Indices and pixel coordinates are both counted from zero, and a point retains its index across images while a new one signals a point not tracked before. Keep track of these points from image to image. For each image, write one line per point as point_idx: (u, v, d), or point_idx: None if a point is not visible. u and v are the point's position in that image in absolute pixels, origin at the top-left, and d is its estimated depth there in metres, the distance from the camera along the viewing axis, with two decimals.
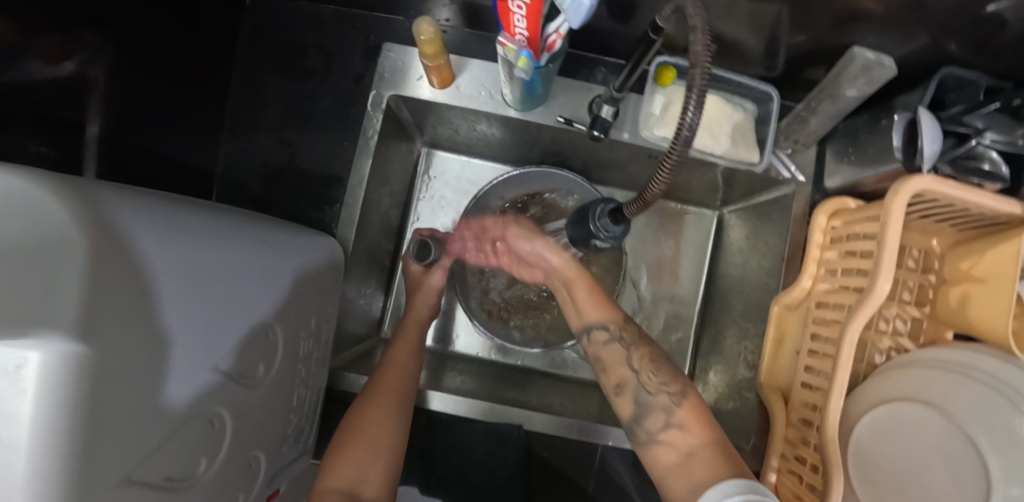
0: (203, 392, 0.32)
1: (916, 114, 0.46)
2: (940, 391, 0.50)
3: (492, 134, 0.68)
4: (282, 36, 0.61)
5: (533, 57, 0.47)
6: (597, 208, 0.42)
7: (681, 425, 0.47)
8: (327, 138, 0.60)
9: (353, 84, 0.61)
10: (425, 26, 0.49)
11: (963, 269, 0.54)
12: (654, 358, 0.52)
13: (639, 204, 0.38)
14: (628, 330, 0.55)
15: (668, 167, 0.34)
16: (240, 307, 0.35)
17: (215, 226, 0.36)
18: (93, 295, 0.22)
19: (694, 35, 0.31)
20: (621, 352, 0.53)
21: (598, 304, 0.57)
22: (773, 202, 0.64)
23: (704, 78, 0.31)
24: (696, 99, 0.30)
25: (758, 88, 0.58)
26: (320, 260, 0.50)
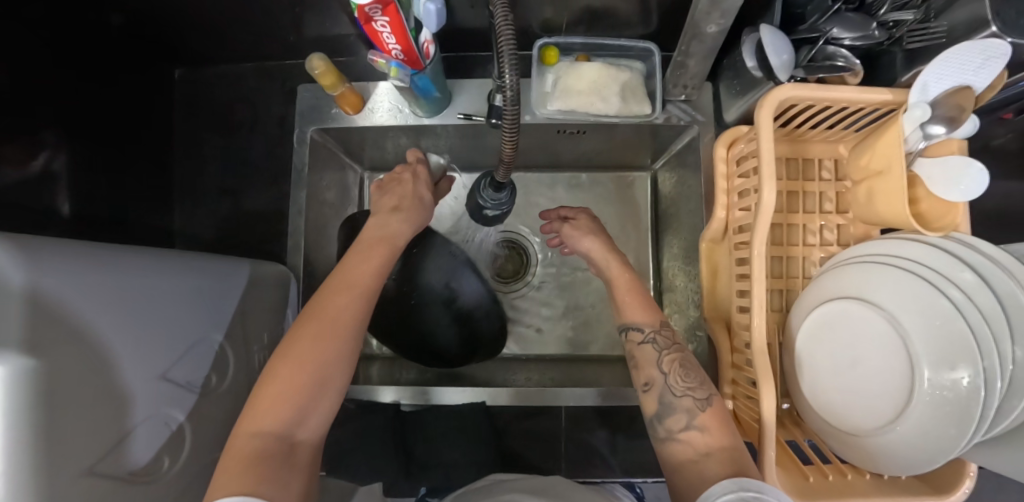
0: (148, 403, 0.38)
1: (760, 32, 0.50)
2: (867, 287, 0.52)
3: (418, 146, 0.73)
4: (211, 100, 0.69)
5: (405, 66, 0.54)
6: (480, 183, 0.46)
7: (703, 428, 0.48)
8: (265, 179, 0.67)
9: (279, 127, 0.68)
10: (317, 62, 0.56)
11: (863, 165, 0.56)
12: (685, 362, 0.53)
13: (505, 167, 0.42)
14: (663, 334, 0.55)
15: (509, 129, 0.39)
16: (175, 326, 0.41)
17: (148, 258, 0.40)
18: (41, 323, 0.28)
19: (497, 14, 0.37)
20: (654, 352, 0.54)
21: (641, 303, 0.58)
22: (687, 147, 0.67)
23: (510, 47, 0.36)
24: (508, 63, 0.36)
25: (639, 46, 0.61)
26: (262, 284, 0.56)
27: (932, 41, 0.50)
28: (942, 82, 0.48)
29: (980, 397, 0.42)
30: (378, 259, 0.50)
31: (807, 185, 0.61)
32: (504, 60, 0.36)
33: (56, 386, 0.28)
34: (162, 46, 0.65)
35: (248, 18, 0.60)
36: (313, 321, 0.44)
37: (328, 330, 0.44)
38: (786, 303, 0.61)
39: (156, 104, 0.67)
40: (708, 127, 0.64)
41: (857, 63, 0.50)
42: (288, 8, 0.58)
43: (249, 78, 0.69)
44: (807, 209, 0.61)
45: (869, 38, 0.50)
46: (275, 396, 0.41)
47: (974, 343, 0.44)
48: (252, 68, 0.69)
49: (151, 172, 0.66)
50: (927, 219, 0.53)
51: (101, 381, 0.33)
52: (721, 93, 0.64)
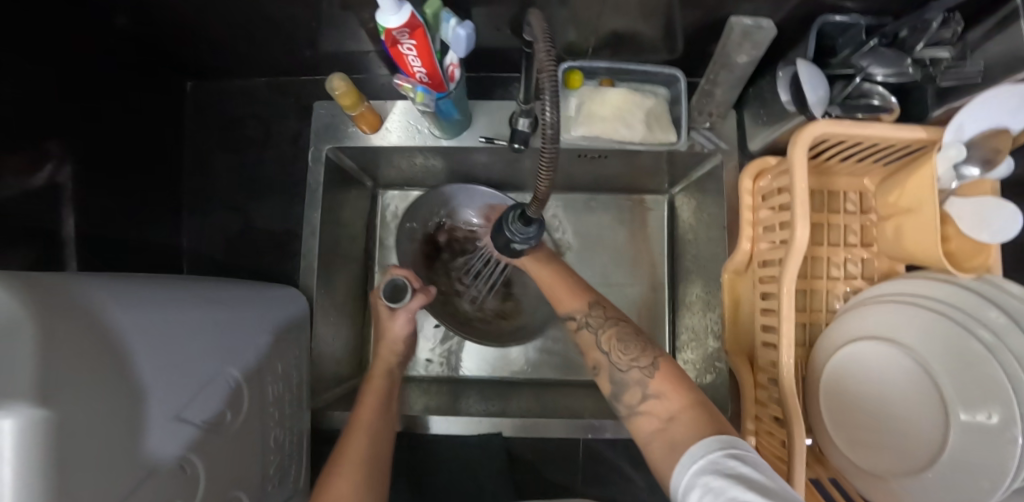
0: (166, 441, 0.35)
1: (796, 65, 0.49)
2: (892, 326, 0.51)
3: (433, 166, 0.72)
4: (223, 115, 0.67)
5: (430, 91, 0.53)
6: (508, 215, 0.45)
7: (659, 394, 0.47)
8: (277, 198, 0.65)
9: (292, 144, 0.66)
10: (338, 82, 0.54)
11: (893, 201, 0.55)
12: (622, 336, 0.53)
13: (537, 203, 0.41)
14: (595, 315, 0.56)
15: (546, 165, 0.38)
16: (189, 360, 0.39)
17: (155, 293, 0.39)
18: (49, 366, 0.25)
19: (538, 46, 0.36)
20: (591, 335, 0.55)
21: (559, 277, 0.62)
22: (708, 175, 0.66)
23: (551, 81, 0.35)
24: (550, 98, 0.34)
25: (663, 72, 0.60)
26: (275, 309, 0.54)
27: (967, 79, 0.50)
28: (978, 122, 0.48)
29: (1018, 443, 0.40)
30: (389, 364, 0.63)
31: (832, 218, 0.60)
32: (544, 91, 0.35)
33: (70, 433, 0.25)
34: (175, 58, 0.63)
35: (265, 33, 0.59)
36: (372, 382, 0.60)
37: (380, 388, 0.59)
38: (809, 337, 0.60)
39: (166, 116, 0.65)
40: (731, 156, 0.63)
41: (893, 101, 0.49)
42: (308, 25, 0.57)
43: (262, 93, 0.68)
44: (831, 241, 0.60)
45: (903, 75, 0.50)
46: (347, 477, 0.46)
47: (1007, 387, 0.42)
48: (266, 83, 0.68)
49: (158, 186, 0.64)
50: (956, 259, 0.53)
51: (112, 426, 0.30)
52: (745, 122, 0.63)
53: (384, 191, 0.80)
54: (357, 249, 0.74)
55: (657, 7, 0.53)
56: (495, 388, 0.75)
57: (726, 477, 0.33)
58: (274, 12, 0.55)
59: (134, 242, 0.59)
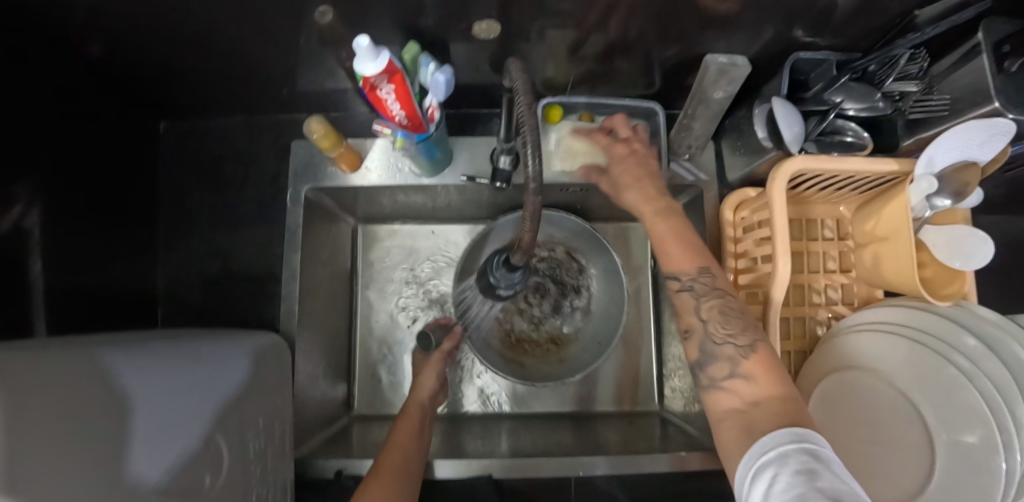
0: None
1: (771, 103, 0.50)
2: (875, 354, 0.51)
3: (416, 202, 0.71)
4: (198, 155, 0.66)
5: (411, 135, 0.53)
6: (493, 260, 0.45)
7: (749, 376, 0.41)
8: (256, 239, 0.63)
9: (270, 184, 0.65)
10: (315, 124, 0.53)
11: (869, 230, 0.56)
12: (726, 307, 0.45)
13: (522, 251, 0.41)
14: (705, 275, 0.46)
15: (531, 214, 0.38)
16: (165, 429, 0.36)
17: (125, 363, 0.38)
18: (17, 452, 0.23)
19: (519, 96, 0.36)
20: (692, 300, 0.47)
21: (685, 244, 0.48)
22: (688, 205, 0.67)
23: (535, 133, 0.34)
24: (534, 149, 0.34)
25: (642, 107, 0.61)
26: (256, 357, 0.52)
27: (933, 112, 0.52)
28: (947, 155, 0.49)
29: (1004, 465, 0.41)
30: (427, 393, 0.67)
31: (811, 245, 0.61)
32: (525, 139, 0.35)
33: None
34: (147, 99, 0.62)
35: (242, 71, 0.58)
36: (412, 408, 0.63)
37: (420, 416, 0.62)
38: (795, 365, 0.60)
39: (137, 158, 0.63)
40: (711, 186, 0.64)
41: (867, 136, 0.50)
42: (285, 60, 0.57)
43: (239, 133, 0.66)
44: (811, 268, 0.61)
45: (874, 109, 0.52)
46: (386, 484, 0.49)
47: (986, 410, 0.43)
48: (242, 122, 0.67)
49: (131, 232, 0.61)
50: (932, 286, 0.54)
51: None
52: (723, 152, 0.65)
53: (366, 226, 0.79)
54: (340, 287, 0.73)
55: (633, 43, 0.54)
56: (488, 423, 0.74)
57: (802, 477, 0.29)
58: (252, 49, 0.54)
59: (104, 291, 0.57)
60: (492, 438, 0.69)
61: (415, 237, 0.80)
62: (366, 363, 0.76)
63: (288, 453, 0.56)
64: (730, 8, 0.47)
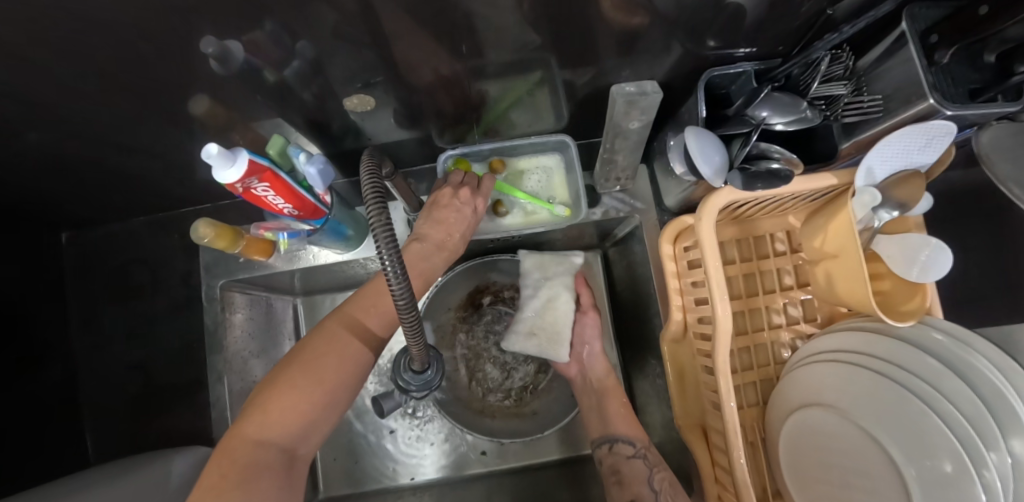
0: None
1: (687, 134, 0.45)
2: (833, 387, 0.47)
3: (347, 272, 0.67)
4: (105, 264, 0.62)
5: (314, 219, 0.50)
6: (400, 361, 0.41)
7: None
8: (180, 345, 0.60)
9: (183, 283, 0.61)
10: (204, 228, 0.49)
11: (817, 246, 0.51)
12: (675, 482, 0.54)
13: (420, 356, 0.38)
14: (652, 450, 0.57)
15: (411, 324, 0.34)
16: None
17: None
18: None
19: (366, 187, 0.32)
20: (644, 469, 0.55)
21: (629, 422, 0.61)
22: (631, 234, 0.63)
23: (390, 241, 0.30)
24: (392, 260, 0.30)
25: (550, 140, 0.58)
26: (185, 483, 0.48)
27: (869, 114, 0.46)
28: (887, 164, 0.44)
29: (978, 497, 0.37)
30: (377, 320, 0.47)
31: (761, 265, 0.57)
32: (382, 244, 0.28)
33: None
34: (39, 217, 0.58)
35: (131, 169, 0.54)
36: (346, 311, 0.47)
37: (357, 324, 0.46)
38: (762, 394, 0.56)
39: (43, 277, 0.59)
40: (650, 214, 0.60)
41: (795, 157, 0.45)
42: (171, 150, 0.53)
43: (145, 233, 0.63)
44: (766, 288, 0.57)
45: (803, 120, 0.46)
46: (276, 409, 0.39)
47: (948, 435, 0.39)
48: (147, 221, 0.63)
49: (48, 357, 0.57)
50: (891, 300, 0.49)
51: None
52: (657, 176, 0.60)
53: (306, 298, 0.73)
54: None
55: (533, 80, 0.50)
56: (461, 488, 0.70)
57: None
58: (131, 146, 0.50)
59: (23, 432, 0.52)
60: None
61: None
62: (328, 442, 0.72)
63: None
64: (633, 29, 0.42)
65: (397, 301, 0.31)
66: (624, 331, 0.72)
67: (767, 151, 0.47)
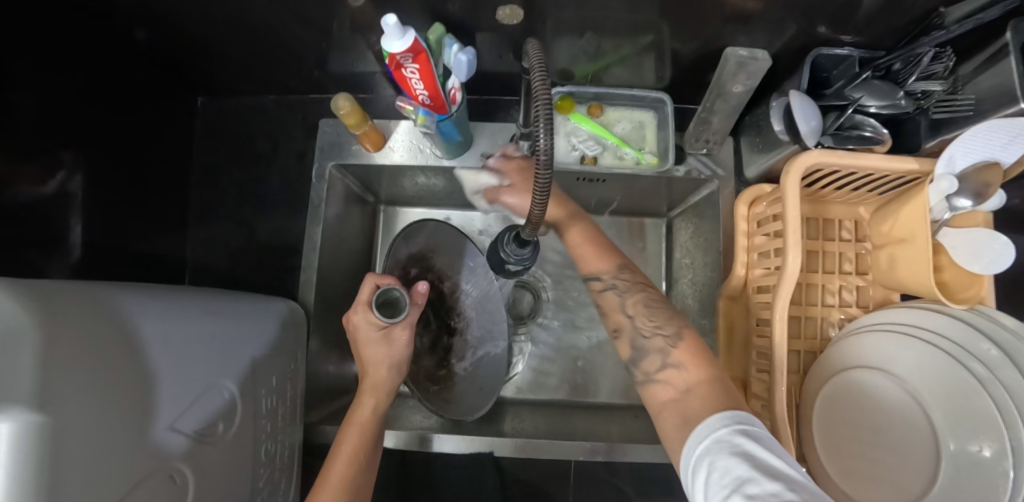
0: (179, 441, 0.37)
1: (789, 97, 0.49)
2: (889, 356, 0.51)
3: (433, 184, 0.74)
4: (232, 131, 0.71)
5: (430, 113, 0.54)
6: (504, 235, 0.46)
7: (679, 364, 0.44)
8: (281, 212, 0.68)
9: (297, 160, 0.69)
10: (342, 101, 0.56)
11: (886, 231, 0.55)
12: (650, 302, 0.51)
13: (532, 225, 0.43)
14: (624, 277, 0.52)
15: (540, 192, 0.39)
16: (195, 369, 0.41)
17: (166, 304, 0.42)
18: (45, 376, 0.25)
19: (533, 72, 0.38)
20: (616, 298, 0.52)
21: (596, 249, 0.55)
22: (705, 200, 0.68)
23: (546, 106, 0.36)
24: (545, 125, 0.36)
25: (649, 96, 0.63)
26: (270, 321, 0.55)
27: (958, 113, 0.50)
28: (969, 155, 0.48)
29: None
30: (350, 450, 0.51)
31: (826, 245, 0.61)
32: (538, 120, 0.36)
33: (60, 444, 0.26)
34: (189, 76, 0.66)
35: (275, 52, 0.61)
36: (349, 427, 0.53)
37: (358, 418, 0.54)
38: (804, 364, 0.60)
39: (179, 129, 0.68)
40: (728, 182, 0.65)
41: (885, 133, 0.50)
42: (318, 46, 0.59)
43: (272, 110, 0.71)
44: (826, 269, 0.61)
45: (896, 106, 0.50)
46: None
47: (1001, 422, 0.42)
48: (275, 100, 0.71)
49: (170, 200, 0.66)
50: (951, 290, 0.53)
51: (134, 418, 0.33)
52: (742, 149, 0.66)
53: (387, 207, 0.82)
54: (359, 261, 0.76)
55: (650, 40, 0.55)
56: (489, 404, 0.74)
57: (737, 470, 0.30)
58: (283, 33, 0.56)
59: (142, 253, 0.61)
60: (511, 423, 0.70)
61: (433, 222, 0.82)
62: None
63: (298, 417, 0.58)
64: (756, 3, 0.47)
65: (539, 156, 0.36)
66: (677, 296, 0.77)
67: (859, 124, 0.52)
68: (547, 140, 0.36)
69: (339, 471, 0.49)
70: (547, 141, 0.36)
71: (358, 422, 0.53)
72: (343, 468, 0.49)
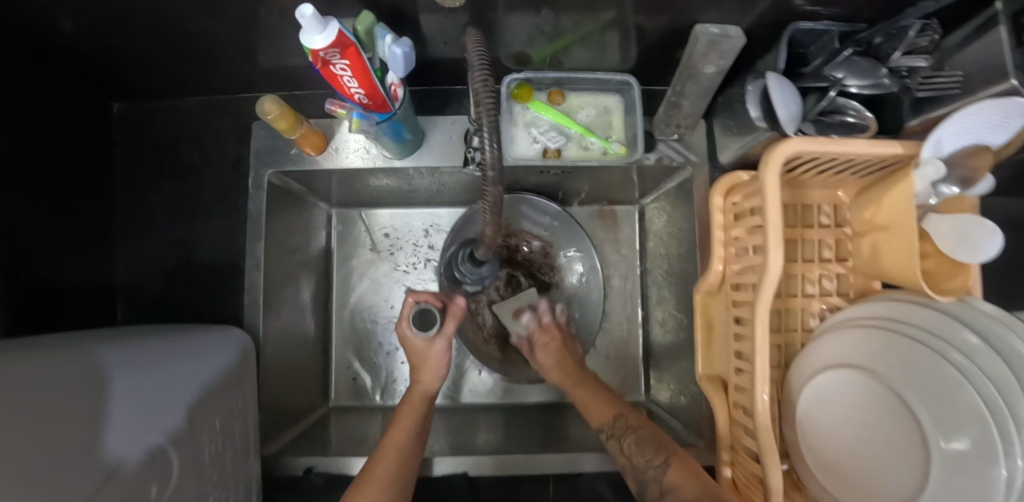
0: (129, 475, 0.32)
1: (767, 80, 0.43)
2: (869, 352, 0.48)
3: (388, 185, 0.68)
4: (153, 139, 0.63)
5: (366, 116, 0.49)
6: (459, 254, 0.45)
7: (675, 487, 0.47)
8: (221, 227, 0.61)
9: (232, 168, 0.62)
10: (270, 105, 0.49)
11: (868, 218, 0.52)
12: (641, 435, 0.54)
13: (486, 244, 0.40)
14: (625, 418, 0.57)
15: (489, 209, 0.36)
16: (155, 399, 0.39)
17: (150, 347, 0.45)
18: None
19: (473, 68, 0.33)
20: (617, 444, 0.55)
21: (595, 399, 0.61)
22: (678, 188, 0.64)
23: (489, 109, 0.31)
24: (488, 133, 0.31)
25: (615, 79, 0.57)
26: (231, 359, 0.51)
27: (945, 90, 0.46)
28: (956, 137, 0.44)
29: (1003, 472, 0.37)
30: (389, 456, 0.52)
31: (805, 233, 0.58)
32: (481, 121, 0.31)
33: None
34: (94, 79, 0.57)
35: (190, 50, 0.52)
36: (386, 441, 0.55)
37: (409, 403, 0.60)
38: (784, 358, 0.58)
39: (94, 141, 0.60)
40: (701, 168, 0.61)
41: (870, 116, 0.47)
42: (239, 39, 0.51)
43: (198, 113, 0.63)
44: (805, 257, 0.58)
45: (880, 86, 0.46)
46: None
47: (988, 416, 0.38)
48: (200, 101, 0.63)
49: (87, 223, 0.58)
50: (934, 279, 0.50)
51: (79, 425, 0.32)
52: (715, 133, 0.61)
53: (340, 211, 0.77)
54: (314, 272, 0.72)
55: (614, 17, 0.48)
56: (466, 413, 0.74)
57: None
58: (191, 28, 0.48)
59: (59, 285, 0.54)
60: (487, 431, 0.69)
61: (394, 223, 0.78)
62: (343, 352, 0.75)
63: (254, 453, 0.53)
64: None
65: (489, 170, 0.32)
66: (653, 287, 0.75)
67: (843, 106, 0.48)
68: (492, 146, 0.31)
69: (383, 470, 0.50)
70: (492, 147, 0.31)
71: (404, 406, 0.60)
72: (389, 468, 0.51)
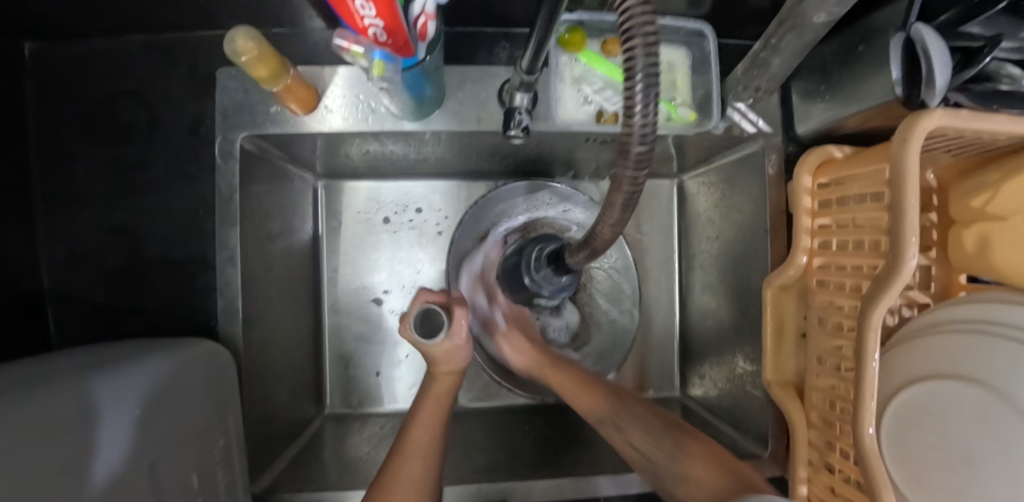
0: None
1: (917, 32, 0.35)
2: (976, 363, 0.41)
3: (392, 152, 0.55)
4: (76, 91, 0.47)
5: (393, 60, 0.34)
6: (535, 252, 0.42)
7: (693, 475, 0.43)
8: (180, 209, 0.47)
9: (188, 132, 0.47)
10: (243, 41, 0.35)
11: (973, 206, 0.44)
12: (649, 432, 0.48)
13: (587, 248, 0.29)
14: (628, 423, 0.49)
15: (615, 209, 0.24)
16: (126, 471, 0.29)
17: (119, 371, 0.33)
18: None
19: None
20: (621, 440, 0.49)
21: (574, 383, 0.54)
22: (740, 163, 0.55)
23: (652, 53, 0.18)
24: (647, 95, 0.19)
25: (688, 27, 0.46)
26: (205, 370, 0.40)
27: None
28: None
29: None
30: (424, 464, 0.43)
31: None
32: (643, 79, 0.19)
33: None
34: None
35: None
36: (405, 449, 0.44)
37: (436, 398, 0.50)
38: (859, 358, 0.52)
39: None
40: (774, 140, 0.51)
41: None
42: None
43: (136, 54, 0.47)
44: None
45: None
46: None
47: None
48: (139, 40, 0.47)
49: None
50: None
51: None
52: (792, 99, 0.52)
53: (327, 182, 0.64)
54: (300, 259, 0.59)
55: None
56: (485, 417, 0.65)
57: None
58: None
59: None
60: (511, 437, 0.61)
61: (395, 198, 0.66)
62: (338, 350, 0.65)
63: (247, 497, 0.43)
64: None
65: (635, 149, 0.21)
66: (692, 273, 0.67)
67: (995, 74, 0.37)
68: (647, 120, 0.20)
69: (411, 483, 0.41)
70: (649, 119, 0.20)
71: (434, 395, 0.51)
72: (420, 476, 0.42)
